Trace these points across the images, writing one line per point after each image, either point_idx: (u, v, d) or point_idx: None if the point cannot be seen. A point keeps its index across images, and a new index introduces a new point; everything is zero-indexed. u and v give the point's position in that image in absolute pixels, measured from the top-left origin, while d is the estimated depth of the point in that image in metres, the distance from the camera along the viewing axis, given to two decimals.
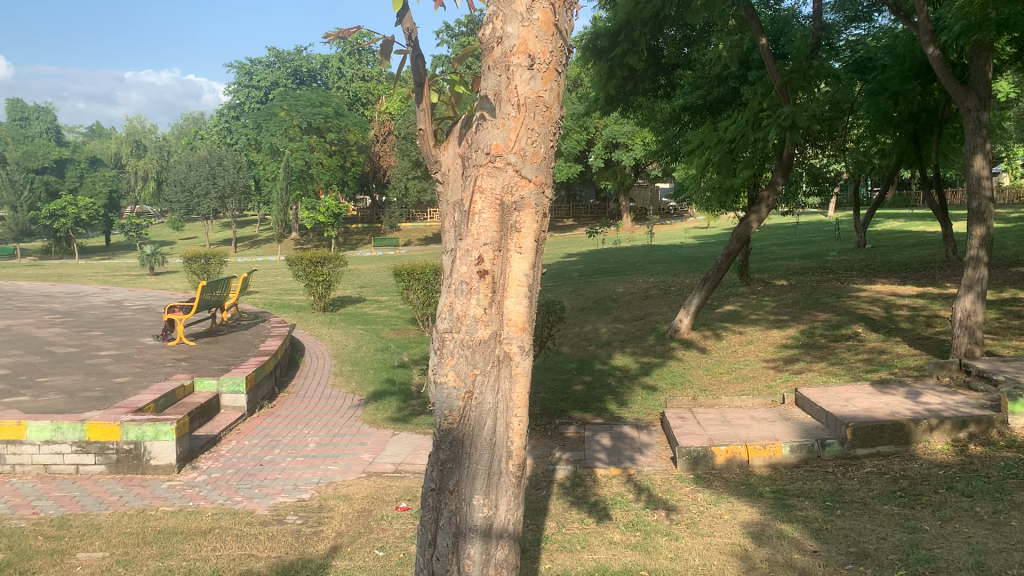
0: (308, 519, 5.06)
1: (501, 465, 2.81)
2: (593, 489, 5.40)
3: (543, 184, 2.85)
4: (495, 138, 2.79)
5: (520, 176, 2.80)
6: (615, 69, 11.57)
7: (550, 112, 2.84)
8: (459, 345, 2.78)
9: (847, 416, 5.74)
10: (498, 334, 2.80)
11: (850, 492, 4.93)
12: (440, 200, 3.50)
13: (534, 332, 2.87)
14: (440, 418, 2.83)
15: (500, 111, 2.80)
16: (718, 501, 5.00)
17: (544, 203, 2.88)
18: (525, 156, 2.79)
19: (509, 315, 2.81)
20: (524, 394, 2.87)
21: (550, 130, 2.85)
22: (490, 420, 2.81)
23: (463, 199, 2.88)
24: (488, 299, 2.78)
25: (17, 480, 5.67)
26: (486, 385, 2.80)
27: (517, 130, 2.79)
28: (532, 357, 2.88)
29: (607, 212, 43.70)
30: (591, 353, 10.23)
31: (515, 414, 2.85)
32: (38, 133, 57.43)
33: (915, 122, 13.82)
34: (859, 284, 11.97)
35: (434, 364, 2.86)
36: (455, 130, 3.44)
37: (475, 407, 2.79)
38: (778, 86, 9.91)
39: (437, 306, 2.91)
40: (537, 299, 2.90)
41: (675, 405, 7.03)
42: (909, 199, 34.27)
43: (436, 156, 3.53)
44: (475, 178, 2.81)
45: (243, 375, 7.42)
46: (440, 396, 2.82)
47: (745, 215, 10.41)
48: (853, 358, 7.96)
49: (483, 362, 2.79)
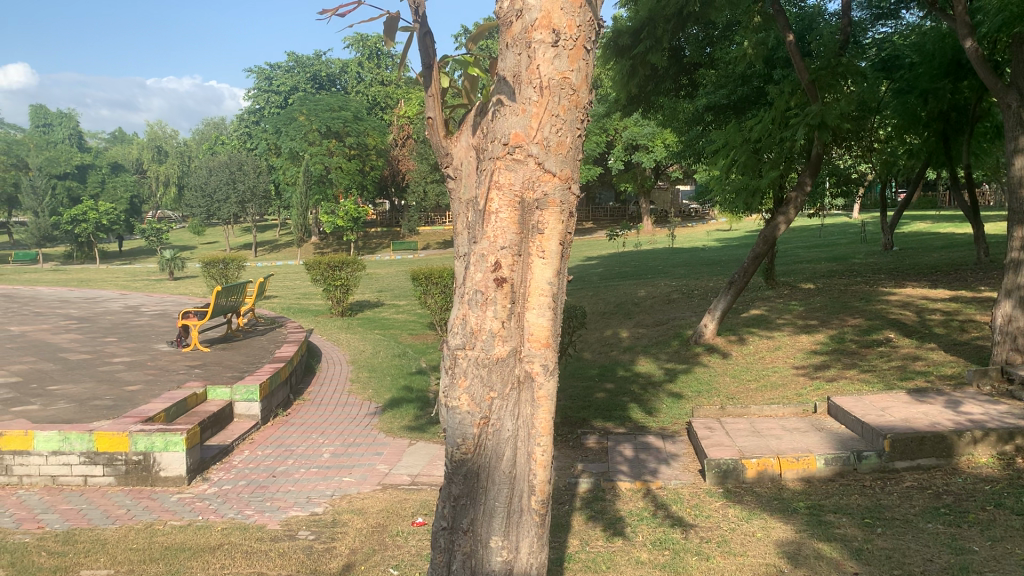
0: (320, 535, 4.86)
1: (522, 500, 2.76)
2: (617, 504, 5.17)
3: (569, 178, 2.78)
4: (514, 127, 2.72)
5: (543, 170, 2.73)
6: (637, 68, 11.40)
7: (577, 96, 2.76)
8: (473, 364, 2.73)
9: (885, 427, 5.47)
10: (518, 351, 2.77)
11: (890, 509, 4.66)
12: (451, 197, 3.40)
13: (557, 347, 2.82)
14: (453, 447, 2.78)
15: (521, 96, 2.73)
16: (750, 518, 4.75)
17: (569, 198, 2.80)
18: (548, 146, 2.72)
19: (530, 329, 2.77)
20: (547, 419, 2.82)
21: (577, 117, 2.77)
22: (509, 450, 2.76)
23: (479, 196, 2.82)
24: (506, 311, 2.73)
25: (23, 491, 5.51)
26: (504, 411, 2.75)
27: (538, 117, 2.71)
28: (555, 377, 2.83)
29: (628, 214, 43.35)
30: (614, 358, 9.99)
31: (538, 442, 2.80)
32: (61, 140, 58.00)
33: (945, 121, 13.37)
34: (890, 287, 11.64)
35: (446, 386, 2.80)
36: (469, 119, 3.31)
37: (491, 435, 2.75)
38: (806, 83, 9.48)
39: (449, 319, 2.87)
40: (562, 310, 2.84)
41: (702, 414, 6.78)
42: (936, 199, 33.77)
43: (447, 147, 3.38)
44: (492, 172, 2.75)
45: (257, 383, 7.23)
46: (451, 421, 2.77)
47: (772, 216, 10.10)
48: (886, 365, 7.67)
49: (501, 385, 2.74)
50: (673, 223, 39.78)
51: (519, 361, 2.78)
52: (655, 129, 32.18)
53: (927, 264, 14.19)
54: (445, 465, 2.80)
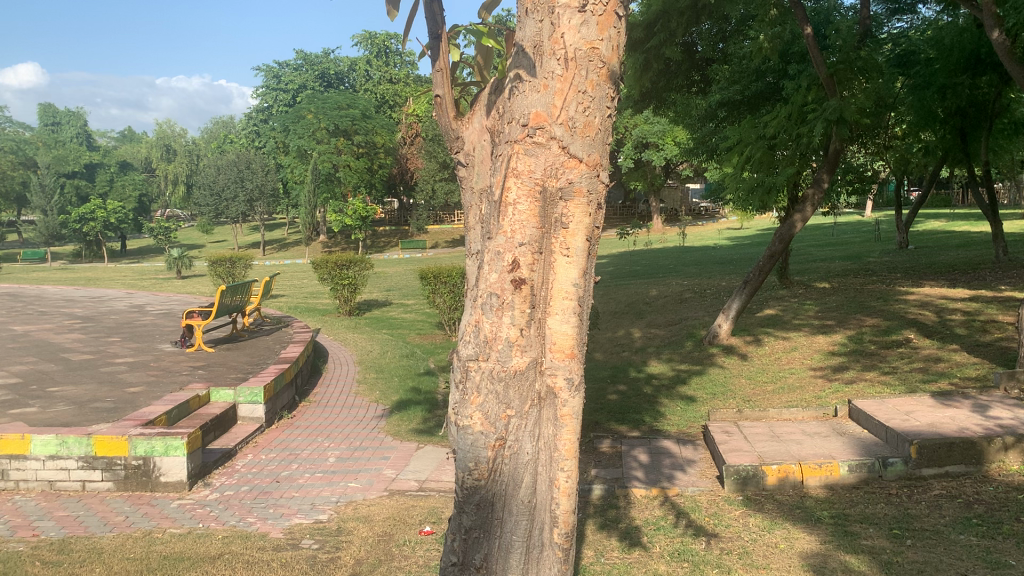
0: (325, 544, 4.68)
1: (544, 534, 2.68)
2: (631, 512, 4.98)
3: (596, 164, 2.69)
4: (534, 106, 2.65)
5: (569, 155, 2.64)
6: (651, 62, 11.23)
7: (606, 71, 2.69)
8: (488, 379, 2.63)
9: (910, 433, 5.27)
10: (539, 362, 2.67)
11: (918, 519, 4.46)
12: (462, 185, 3.36)
13: (581, 359, 2.73)
14: (465, 473, 2.66)
15: (542, 71, 2.66)
16: (772, 527, 4.55)
17: (595, 185, 2.71)
18: (574, 128, 2.64)
19: (553, 339, 2.68)
20: (571, 441, 2.72)
21: (607, 95, 2.70)
22: (528, 477, 2.66)
23: (494, 186, 2.72)
24: (526, 316, 2.63)
25: (19, 497, 5.36)
26: (522, 432, 2.65)
27: (562, 95, 2.64)
28: (579, 393, 2.73)
29: (637, 213, 43.05)
30: (626, 359, 9.79)
31: (561, 466, 2.71)
32: (70, 138, 58.12)
33: (962, 117, 13.00)
34: (908, 286, 11.41)
35: (456, 403, 2.70)
36: (482, 100, 3.28)
37: (508, 459, 2.64)
38: (824, 77, 9.24)
39: (460, 326, 2.76)
40: (585, 316, 2.74)
41: (718, 418, 6.57)
42: (950, 198, 33.48)
43: (458, 130, 3.35)
44: (510, 158, 2.66)
45: (262, 385, 7.07)
46: (463, 443, 2.66)
47: (789, 214, 9.89)
48: (908, 367, 7.46)
49: (520, 402, 2.64)
50: (682, 221, 39.48)
51: (541, 375, 2.69)
52: (665, 127, 31.92)
53: (945, 263, 13.89)
54: (455, 495, 2.69)
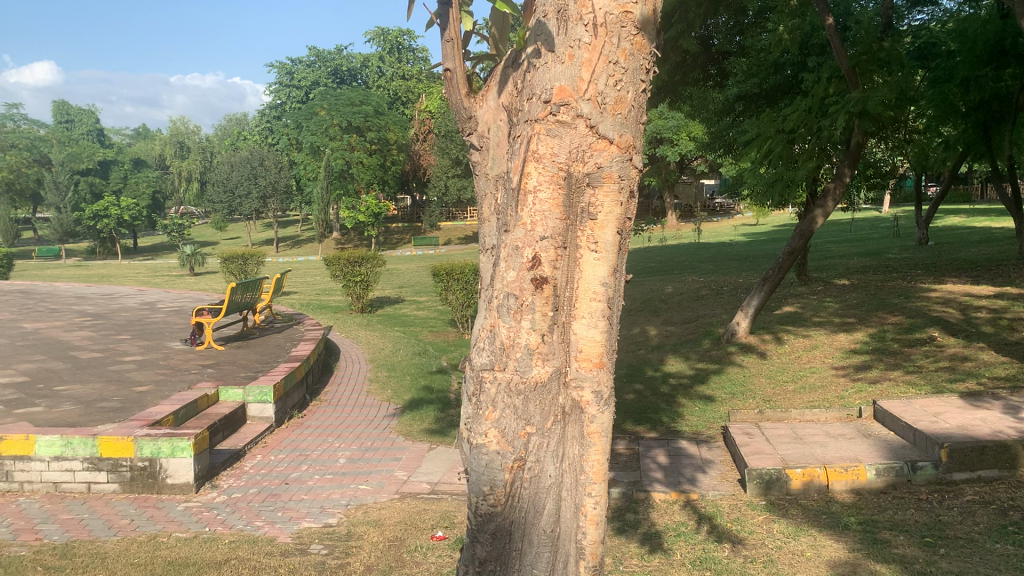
0: (334, 549, 4.53)
1: (569, 566, 2.57)
2: (650, 516, 4.81)
3: (627, 146, 2.57)
4: (558, 79, 2.52)
5: (597, 136, 2.53)
6: (670, 53, 10.84)
7: (640, 38, 2.57)
8: (505, 392, 2.51)
9: (939, 435, 5.08)
10: (563, 370, 2.56)
11: (952, 526, 4.27)
12: (476, 170, 3.20)
13: (610, 368, 2.61)
14: (480, 497, 2.55)
15: (568, 39, 2.54)
16: (798, 534, 4.37)
17: (627, 170, 2.59)
18: (605, 105, 2.52)
19: (579, 347, 2.57)
20: (599, 462, 2.61)
21: (640, 65, 2.59)
22: (550, 502, 2.56)
23: (512, 171, 2.59)
24: (547, 320, 2.51)
25: (24, 499, 5.25)
26: (543, 452, 2.54)
27: (590, 66, 2.52)
28: (608, 406, 2.62)
29: (651, 208, 42.73)
30: (641, 357, 9.61)
31: (590, 492, 2.59)
32: (83, 135, 58.41)
33: (986, 111, 12.32)
34: (929, 283, 11.17)
35: (469, 417, 2.58)
36: (497, 77, 3.10)
37: (528, 482, 2.53)
38: (846, 69, 9.08)
39: (473, 332, 2.64)
40: (613, 321, 2.63)
41: (739, 419, 6.39)
42: (969, 194, 33.13)
43: (469, 109, 3.19)
44: (530, 141, 2.54)
45: (271, 384, 6.94)
46: (477, 464, 2.55)
47: (810, 209, 9.69)
48: (934, 366, 7.24)
49: (541, 419, 2.53)
50: (697, 218, 39.24)
51: (566, 388, 2.58)
52: (680, 122, 31.66)
53: (966, 259, 13.68)
54: (469, 521, 2.58)
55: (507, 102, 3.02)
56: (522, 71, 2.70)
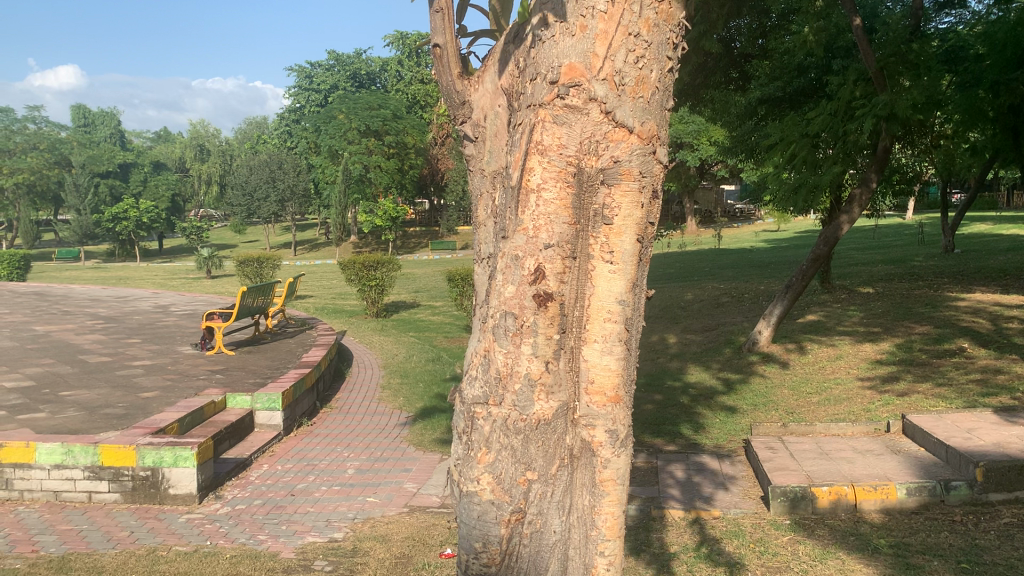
0: (338, 566, 4.35)
1: None
2: (667, 536, 4.60)
3: (650, 136, 2.38)
4: (568, 56, 2.34)
5: (614, 126, 2.34)
6: (692, 55, 10.56)
7: (664, 7, 2.39)
8: (502, 432, 2.33)
9: (974, 452, 4.85)
10: (570, 403, 2.39)
11: (988, 551, 4.03)
12: (473, 166, 3.06)
13: (625, 398, 2.44)
14: (472, 556, 2.36)
15: (580, 7, 2.35)
16: (825, 557, 4.14)
17: (649, 165, 2.40)
18: (623, 87, 2.33)
19: (591, 378, 2.40)
20: (613, 516, 2.43)
21: (666, 39, 2.41)
22: (553, 563, 2.37)
23: (513, 165, 2.41)
24: (550, 342, 2.35)
25: (23, 508, 5.10)
26: (546, 503, 2.35)
27: (606, 40, 2.34)
28: (623, 447, 2.45)
29: (671, 214, 42.40)
30: (660, 366, 9.38)
31: (602, 550, 2.42)
32: (103, 139, 58.93)
33: (1016, 115, 11.40)
34: (957, 292, 10.87)
35: (460, 458, 2.40)
36: (495, 59, 2.94)
37: (528, 539, 2.34)
38: (873, 71, 8.80)
39: (467, 356, 2.48)
40: (629, 346, 2.46)
41: (761, 432, 6.16)
42: (995, 200, 32.58)
43: (465, 95, 3.04)
44: (533, 131, 2.36)
45: (280, 391, 6.78)
46: (469, 516, 2.35)
47: (834, 215, 9.42)
48: (965, 378, 6.97)
49: (545, 464, 2.35)
50: (718, 223, 38.87)
51: (575, 427, 2.41)
52: (700, 127, 31.37)
53: (994, 267, 13.33)
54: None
55: (506, 84, 2.86)
56: (526, 45, 2.51)
